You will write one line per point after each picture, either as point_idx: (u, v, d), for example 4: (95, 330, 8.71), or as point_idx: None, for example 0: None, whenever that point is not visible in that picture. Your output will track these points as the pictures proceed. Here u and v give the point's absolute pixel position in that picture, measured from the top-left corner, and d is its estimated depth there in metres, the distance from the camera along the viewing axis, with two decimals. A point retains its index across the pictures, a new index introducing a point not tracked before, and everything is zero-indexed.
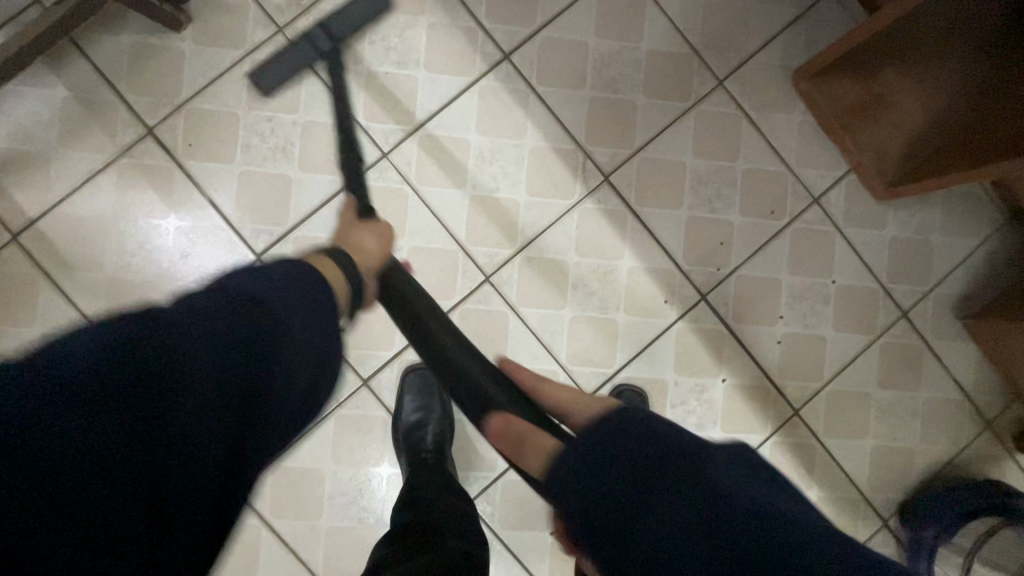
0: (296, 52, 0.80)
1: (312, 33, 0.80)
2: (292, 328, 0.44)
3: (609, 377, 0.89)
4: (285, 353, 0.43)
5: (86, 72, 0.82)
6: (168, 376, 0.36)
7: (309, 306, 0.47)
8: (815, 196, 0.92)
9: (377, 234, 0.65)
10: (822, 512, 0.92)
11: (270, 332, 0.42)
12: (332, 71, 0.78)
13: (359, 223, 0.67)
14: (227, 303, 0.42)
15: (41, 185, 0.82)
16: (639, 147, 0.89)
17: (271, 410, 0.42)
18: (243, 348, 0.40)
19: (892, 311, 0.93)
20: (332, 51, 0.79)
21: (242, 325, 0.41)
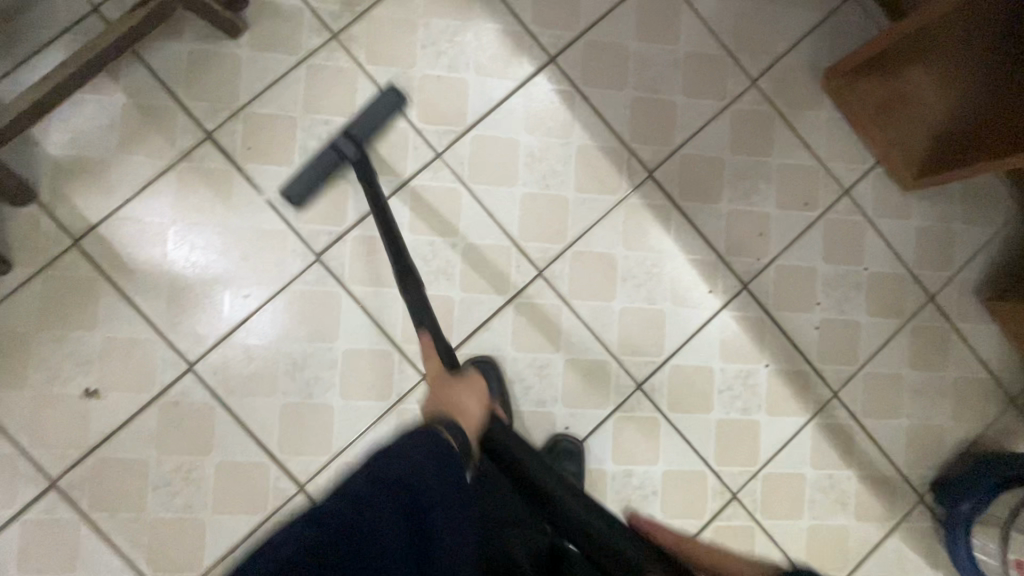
0: (322, 157, 0.78)
1: (338, 143, 0.76)
2: (430, 485, 0.51)
3: (659, 365, 0.92)
4: (431, 496, 0.51)
5: (145, 79, 0.84)
6: (355, 533, 0.45)
7: (439, 458, 0.54)
8: (845, 187, 0.97)
9: (477, 394, 0.67)
10: (862, 489, 0.96)
11: (408, 473, 0.50)
12: (366, 183, 0.76)
13: (449, 381, 0.69)
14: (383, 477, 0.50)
15: (101, 190, 0.83)
16: (680, 144, 0.93)
17: (438, 546, 0.50)
18: (399, 484, 0.50)
19: (920, 296, 0.98)
20: (360, 157, 0.76)
21: (379, 477, 0.49)
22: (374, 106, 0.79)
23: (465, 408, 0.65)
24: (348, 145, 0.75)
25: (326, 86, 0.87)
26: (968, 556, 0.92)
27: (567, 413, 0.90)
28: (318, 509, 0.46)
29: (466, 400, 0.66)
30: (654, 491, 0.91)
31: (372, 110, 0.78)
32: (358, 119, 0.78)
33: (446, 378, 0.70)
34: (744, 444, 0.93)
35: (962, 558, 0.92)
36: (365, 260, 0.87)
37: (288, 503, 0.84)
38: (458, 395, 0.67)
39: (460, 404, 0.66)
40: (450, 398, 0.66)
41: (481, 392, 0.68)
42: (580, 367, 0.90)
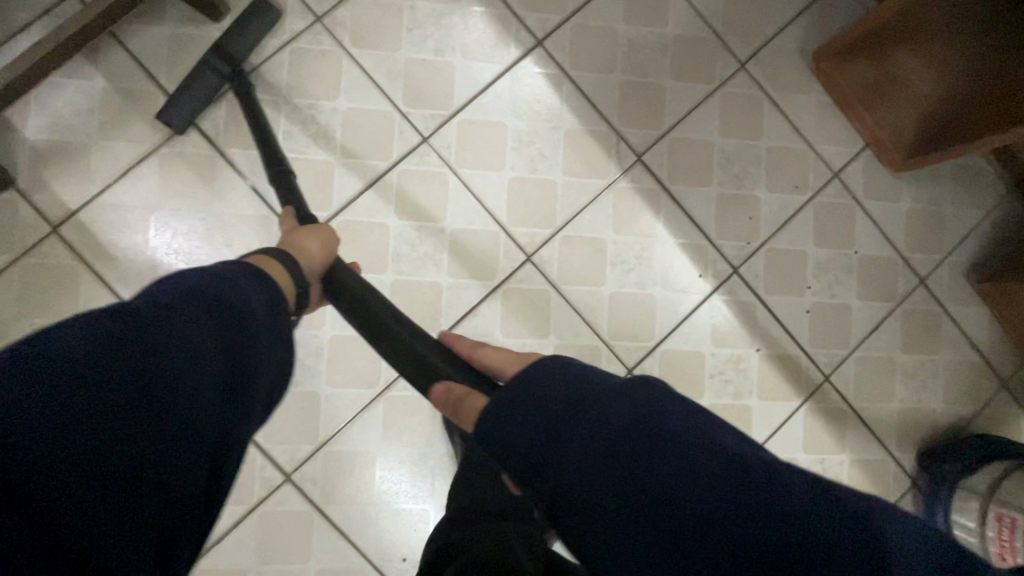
0: (198, 80, 0.80)
1: (213, 62, 0.79)
2: (257, 312, 0.48)
3: (650, 350, 0.91)
4: (252, 325, 0.47)
5: (126, 64, 0.82)
6: (159, 340, 0.40)
7: (268, 294, 0.51)
8: (836, 171, 0.96)
9: (323, 237, 0.64)
10: (855, 474, 0.95)
11: (234, 302, 0.47)
12: (241, 95, 0.78)
13: (298, 228, 0.66)
14: (196, 301, 0.44)
15: (81, 176, 0.81)
16: (668, 128, 0.93)
17: (252, 376, 0.46)
18: (219, 305, 0.45)
19: (911, 279, 0.98)
20: (235, 72, 0.79)
21: (197, 294, 0.45)
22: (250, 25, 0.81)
23: (304, 246, 0.63)
24: (220, 63, 0.79)
25: (310, 70, 0.86)
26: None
27: None
28: (118, 314, 0.41)
29: (308, 241, 0.63)
30: None
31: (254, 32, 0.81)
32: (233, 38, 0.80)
33: (292, 231, 0.65)
34: (736, 429, 0.93)
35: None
36: (351, 245, 0.86)
37: (275, 493, 0.83)
38: (297, 238, 0.63)
39: (298, 246, 0.62)
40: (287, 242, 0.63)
41: (326, 236, 0.65)
42: (570, 353, 0.89)
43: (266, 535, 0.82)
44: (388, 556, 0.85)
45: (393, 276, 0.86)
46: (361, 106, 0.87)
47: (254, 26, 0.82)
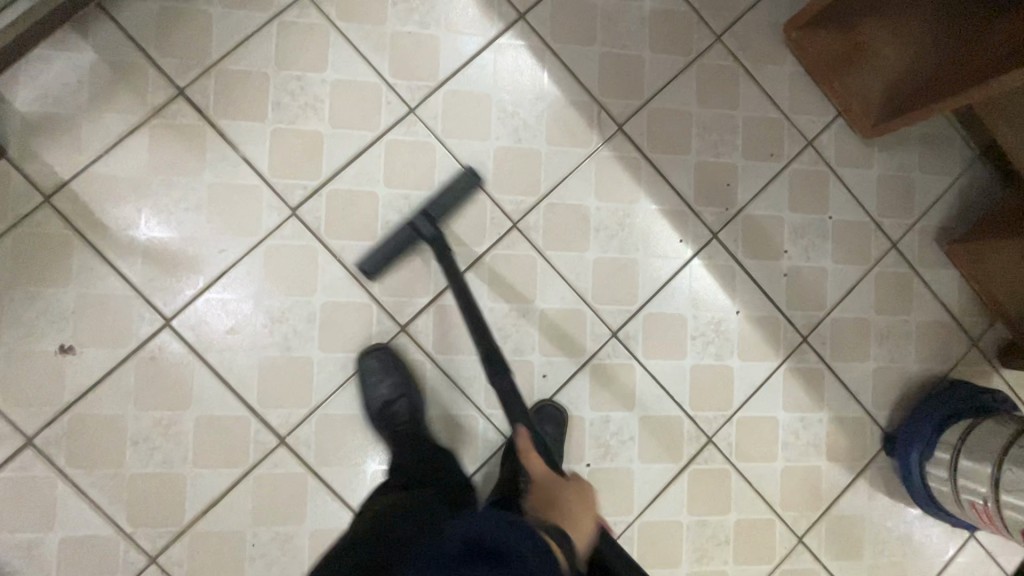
0: (397, 233, 0.83)
1: (416, 222, 0.82)
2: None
3: (634, 313, 0.94)
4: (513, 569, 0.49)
5: (114, 35, 0.83)
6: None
7: (533, 538, 0.52)
8: (809, 139, 1.00)
9: (587, 507, 0.66)
10: (833, 431, 0.99)
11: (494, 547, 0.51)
12: (442, 257, 0.81)
13: (559, 483, 0.68)
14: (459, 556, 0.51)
15: (71, 146, 0.82)
16: (648, 99, 0.96)
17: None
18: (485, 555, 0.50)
19: (883, 243, 1.01)
20: (436, 235, 0.82)
21: (472, 550, 0.51)
22: (449, 185, 0.84)
23: (578, 522, 0.64)
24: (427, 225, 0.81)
25: (298, 43, 0.88)
26: (923, 485, 0.95)
27: (545, 361, 0.92)
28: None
29: (579, 514, 0.65)
30: (633, 436, 0.93)
31: (450, 186, 0.84)
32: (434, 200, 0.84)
33: (554, 482, 0.69)
34: (719, 390, 0.96)
35: (917, 485, 0.95)
36: (341, 214, 0.88)
37: (269, 456, 0.85)
38: (561, 497, 0.66)
39: (567, 506, 0.65)
40: (553, 497, 0.66)
41: (589, 504, 0.66)
42: (557, 317, 0.92)
43: (260, 496, 0.84)
44: None
45: (382, 243, 0.89)
46: (349, 78, 0.89)
47: (454, 182, 0.85)
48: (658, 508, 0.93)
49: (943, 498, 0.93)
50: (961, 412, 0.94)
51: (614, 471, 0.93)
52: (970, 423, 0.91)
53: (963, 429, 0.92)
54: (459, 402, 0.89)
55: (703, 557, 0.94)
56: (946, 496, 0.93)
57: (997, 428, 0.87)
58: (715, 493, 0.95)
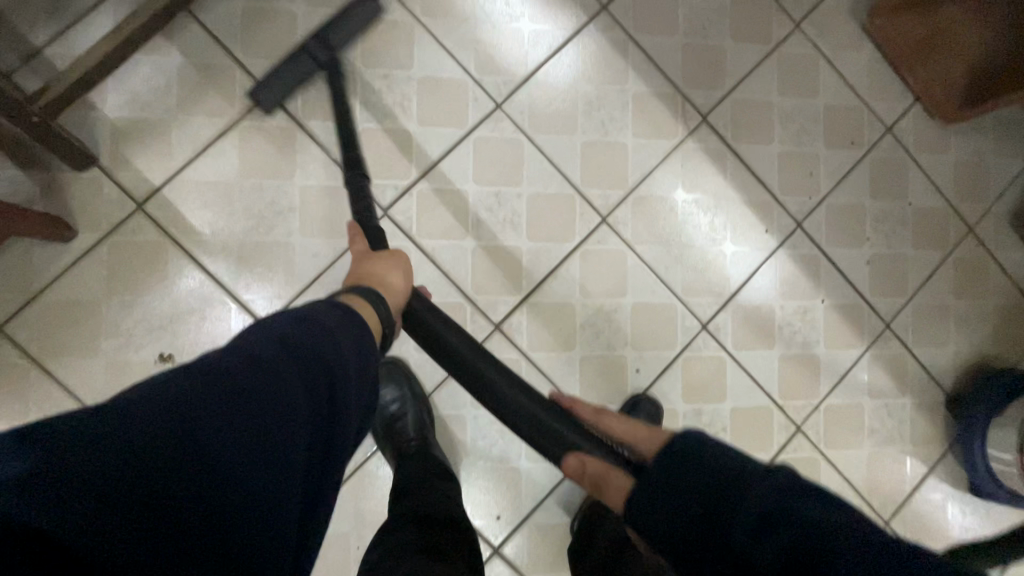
0: (294, 66, 0.81)
1: (312, 47, 0.80)
2: (343, 356, 0.46)
3: (722, 305, 0.94)
4: (341, 360, 0.45)
5: (200, 37, 0.82)
6: (257, 402, 0.38)
7: (354, 326, 0.50)
8: (888, 126, 1.00)
9: (400, 269, 0.65)
10: (916, 415, 1.00)
11: (331, 351, 0.45)
12: (336, 81, 0.79)
13: (372, 255, 0.66)
14: (276, 337, 0.44)
15: (162, 153, 0.81)
16: (731, 88, 0.95)
17: (339, 424, 0.44)
18: (319, 342, 0.45)
19: (961, 229, 1.02)
20: (332, 61, 0.80)
21: (305, 346, 0.44)
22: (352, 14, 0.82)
23: (390, 278, 0.63)
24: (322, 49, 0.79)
25: (384, 40, 0.86)
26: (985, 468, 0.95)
27: (638, 355, 0.91)
28: (203, 371, 0.39)
29: (389, 273, 0.63)
30: (724, 428, 0.94)
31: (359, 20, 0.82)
32: (339, 30, 0.81)
33: (369, 256, 0.66)
34: (806, 378, 0.96)
35: (978, 467, 0.95)
36: (432, 213, 0.87)
37: (372, 458, 0.85)
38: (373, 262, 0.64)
39: (378, 270, 0.63)
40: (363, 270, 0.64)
41: (404, 268, 0.65)
42: (647, 311, 0.92)
43: (365, 499, 0.84)
44: (483, 515, 0.88)
45: (474, 242, 0.88)
46: (435, 75, 0.87)
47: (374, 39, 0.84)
48: None
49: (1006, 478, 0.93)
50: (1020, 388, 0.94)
51: None
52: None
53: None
54: None
55: None
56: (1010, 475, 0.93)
57: None
58: (805, 481, 0.96)
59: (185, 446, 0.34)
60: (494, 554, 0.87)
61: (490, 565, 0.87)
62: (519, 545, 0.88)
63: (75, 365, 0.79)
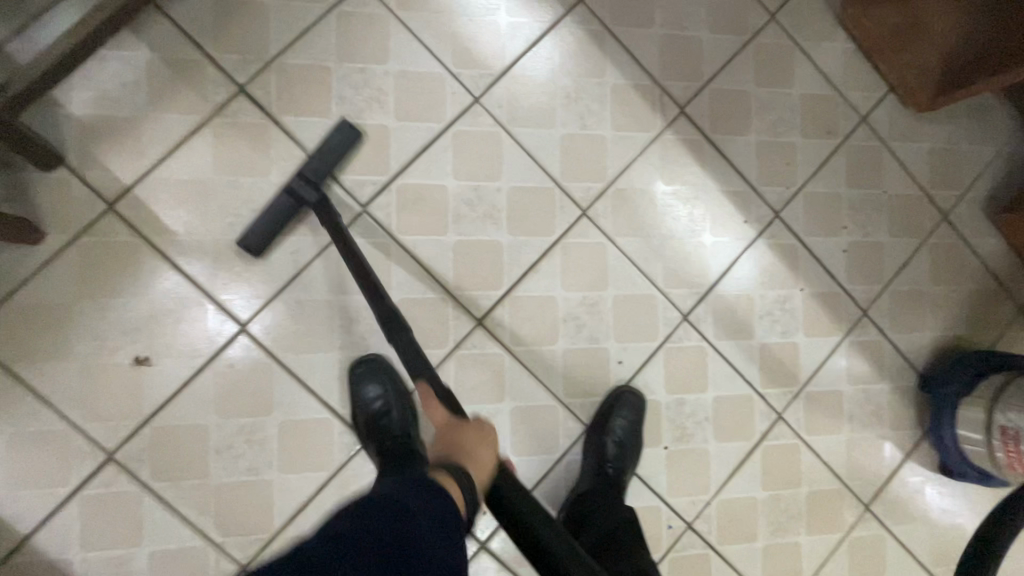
0: (274, 206, 0.79)
1: (297, 188, 0.78)
2: (419, 508, 0.61)
3: (703, 295, 0.95)
4: (419, 554, 0.57)
5: (169, 32, 0.80)
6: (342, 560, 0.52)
7: (435, 515, 0.61)
8: (863, 115, 1.01)
9: (486, 444, 0.71)
10: (894, 400, 1.02)
11: (404, 530, 0.57)
12: (329, 221, 0.77)
13: (456, 424, 0.73)
14: (370, 536, 0.56)
15: (132, 151, 0.79)
16: (708, 79, 0.95)
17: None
18: (398, 525, 0.57)
19: (935, 216, 1.03)
20: (320, 199, 0.78)
21: (394, 526, 0.57)
22: (329, 139, 0.80)
23: (475, 452, 0.70)
24: (308, 189, 0.77)
25: (358, 34, 0.85)
26: (958, 450, 0.96)
27: (620, 347, 0.92)
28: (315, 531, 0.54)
29: (475, 448, 0.70)
30: (707, 417, 0.94)
31: (330, 143, 0.80)
32: (313, 158, 0.79)
33: (455, 427, 0.73)
34: (786, 366, 0.97)
35: (949, 447, 0.97)
36: (413, 208, 0.86)
37: (355, 456, 0.84)
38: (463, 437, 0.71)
39: (466, 443, 0.71)
40: (455, 444, 0.71)
41: (487, 438, 0.73)
42: (629, 303, 0.92)
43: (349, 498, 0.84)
44: None
45: (455, 237, 0.87)
46: (412, 69, 0.87)
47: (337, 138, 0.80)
48: (733, 486, 0.95)
49: (977, 459, 0.94)
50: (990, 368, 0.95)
51: (691, 452, 0.94)
52: (1004, 377, 0.92)
53: (999, 383, 0.92)
54: (539, 393, 0.89)
55: (779, 530, 0.97)
56: (980, 455, 0.94)
57: None
58: (787, 468, 0.97)
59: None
60: (480, 549, 0.88)
61: (476, 560, 0.87)
62: (505, 539, 0.88)
63: (47, 370, 0.77)
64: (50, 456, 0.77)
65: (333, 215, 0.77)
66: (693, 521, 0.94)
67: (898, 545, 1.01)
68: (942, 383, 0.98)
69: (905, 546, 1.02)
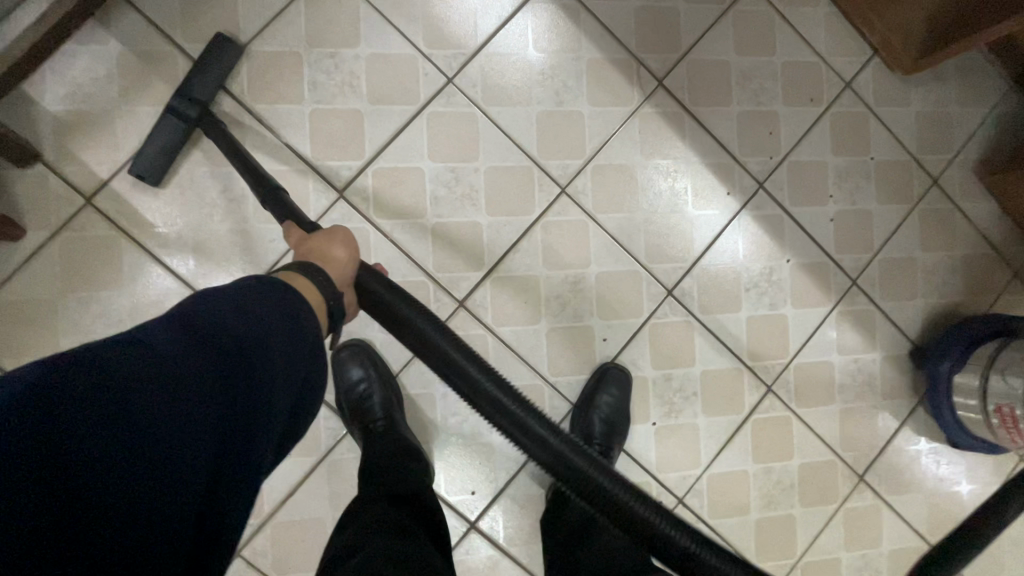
0: (165, 127, 0.77)
1: (175, 106, 0.76)
2: (248, 324, 0.44)
3: (688, 269, 0.94)
4: (265, 352, 0.44)
5: (138, 25, 0.80)
6: (161, 373, 0.39)
7: (286, 310, 0.48)
8: (847, 80, 0.99)
9: (342, 242, 0.58)
10: (886, 369, 1.01)
11: (245, 328, 0.44)
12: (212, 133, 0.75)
13: (308, 236, 0.59)
14: (186, 335, 0.41)
15: (108, 145, 0.80)
16: (686, 50, 0.94)
17: (252, 395, 0.43)
18: (241, 320, 0.44)
19: (925, 180, 1.01)
20: (199, 114, 0.76)
21: (210, 329, 0.42)
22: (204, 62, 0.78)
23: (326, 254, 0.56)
24: (184, 104, 0.76)
25: (328, 18, 0.85)
26: (953, 416, 0.95)
27: (605, 325, 0.91)
28: (113, 346, 0.39)
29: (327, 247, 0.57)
30: (695, 392, 0.94)
31: (205, 65, 0.78)
32: (189, 78, 0.78)
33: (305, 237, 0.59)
34: (775, 338, 0.96)
35: (945, 416, 0.95)
36: (390, 192, 0.86)
37: (341, 441, 0.85)
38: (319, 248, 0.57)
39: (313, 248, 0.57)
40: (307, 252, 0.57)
41: (346, 238, 0.59)
42: (612, 279, 0.91)
43: (336, 482, 0.84)
44: (458, 491, 0.88)
45: (434, 220, 0.87)
46: (384, 51, 0.86)
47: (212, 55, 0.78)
48: (723, 459, 0.95)
49: (974, 427, 0.93)
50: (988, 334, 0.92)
51: (680, 427, 0.94)
52: (997, 347, 0.89)
53: (993, 348, 0.90)
54: (524, 372, 0.89)
55: (772, 502, 0.96)
56: (976, 423, 0.92)
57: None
58: (778, 440, 0.97)
59: (83, 406, 0.36)
60: (470, 529, 0.88)
61: (467, 540, 0.88)
62: (494, 518, 0.89)
63: None
64: None
65: (214, 123, 0.75)
66: (684, 496, 0.93)
67: (894, 515, 1.01)
68: (936, 356, 0.96)
69: (901, 516, 1.01)
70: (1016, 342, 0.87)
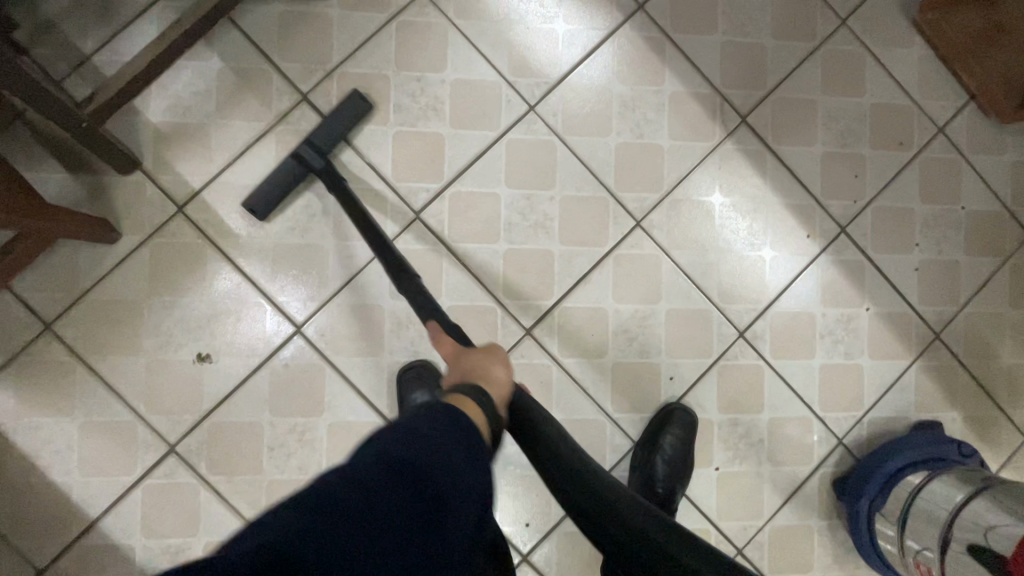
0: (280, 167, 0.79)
1: (304, 155, 0.79)
2: (447, 460, 0.43)
3: (761, 312, 0.91)
4: (453, 492, 0.42)
5: (240, 43, 0.83)
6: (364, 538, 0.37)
7: (467, 446, 0.45)
8: (940, 126, 0.95)
9: (500, 360, 0.60)
10: (967, 431, 0.95)
11: (437, 473, 0.41)
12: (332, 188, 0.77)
13: (470, 353, 0.60)
14: (388, 478, 0.40)
15: (202, 156, 0.83)
16: (772, 87, 0.92)
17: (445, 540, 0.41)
18: (433, 456, 0.42)
19: (1018, 234, 0.96)
20: (326, 167, 0.78)
21: (405, 470, 0.40)
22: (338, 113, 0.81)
23: (489, 373, 0.58)
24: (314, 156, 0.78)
25: (417, 42, 0.86)
26: (871, 542, 0.87)
27: (672, 363, 0.89)
28: (329, 498, 0.38)
29: (488, 367, 0.58)
30: (761, 439, 0.91)
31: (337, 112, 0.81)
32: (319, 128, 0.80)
33: (464, 350, 0.61)
34: (849, 389, 0.92)
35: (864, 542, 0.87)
36: (464, 216, 0.86)
37: None
38: (484, 365, 0.58)
39: (474, 365, 0.58)
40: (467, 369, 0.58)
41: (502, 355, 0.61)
42: (682, 318, 0.89)
43: None
44: (511, 522, 0.87)
45: (505, 245, 0.87)
46: (469, 78, 0.87)
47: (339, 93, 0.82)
48: (787, 512, 0.91)
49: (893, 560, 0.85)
50: (913, 462, 0.85)
51: (743, 475, 0.90)
52: (922, 476, 0.83)
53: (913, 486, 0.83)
54: (586, 406, 0.88)
55: (835, 562, 0.92)
56: (895, 557, 0.85)
57: (939, 491, 0.80)
58: None
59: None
60: (522, 562, 0.86)
61: None
62: (547, 552, 0.87)
63: (117, 364, 0.81)
64: (118, 445, 0.80)
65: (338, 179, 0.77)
66: (743, 547, 0.90)
67: None
68: (855, 491, 0.87)
69: None
70: (936, 476, 0.82)
